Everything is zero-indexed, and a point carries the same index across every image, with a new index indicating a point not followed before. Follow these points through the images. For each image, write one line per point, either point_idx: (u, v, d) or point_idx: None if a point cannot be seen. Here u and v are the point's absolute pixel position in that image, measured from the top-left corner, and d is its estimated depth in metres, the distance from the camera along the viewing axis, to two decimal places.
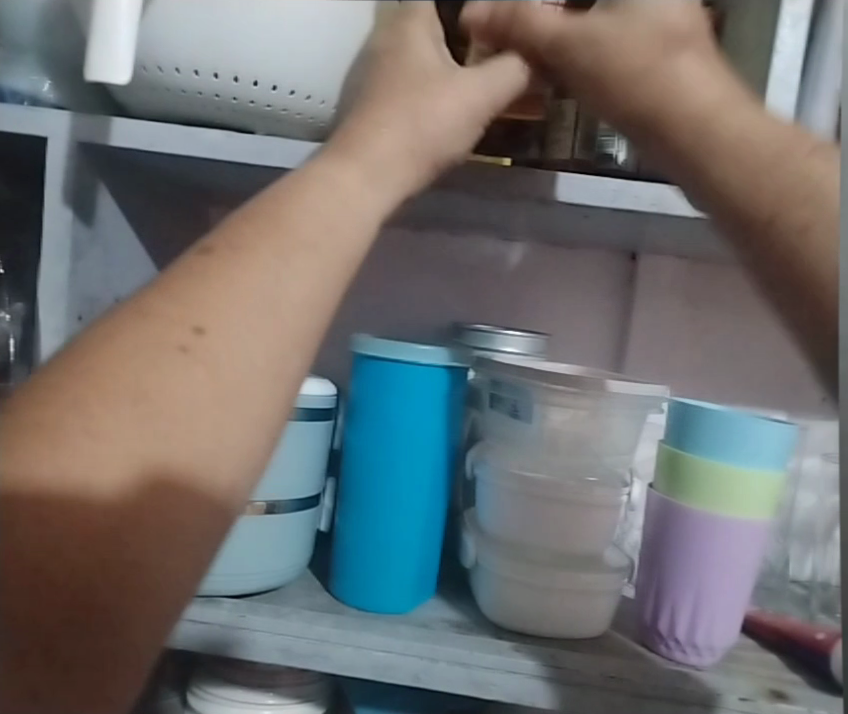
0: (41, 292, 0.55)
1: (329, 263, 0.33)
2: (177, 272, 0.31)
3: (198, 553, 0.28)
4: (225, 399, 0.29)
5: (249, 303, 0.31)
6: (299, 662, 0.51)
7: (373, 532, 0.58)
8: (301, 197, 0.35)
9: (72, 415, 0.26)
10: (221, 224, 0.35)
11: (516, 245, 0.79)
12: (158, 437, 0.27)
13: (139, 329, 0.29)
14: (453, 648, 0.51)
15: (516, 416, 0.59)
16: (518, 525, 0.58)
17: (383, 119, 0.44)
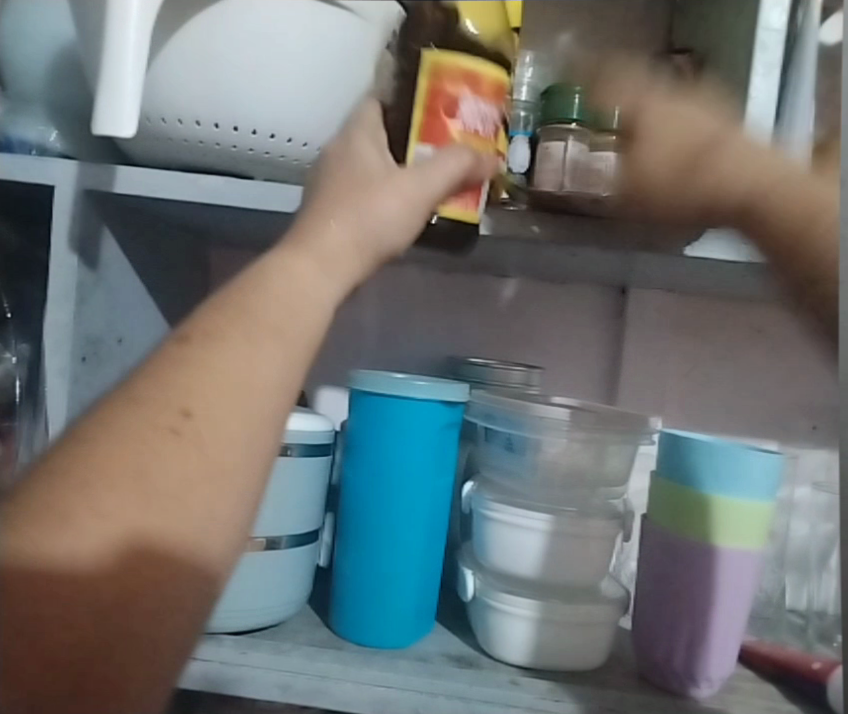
0: (46, 333, 0.57)
1: (291, 351, 0.34)
2: (157, 360, 0.32)
3: (186, 642, 0.30)
4: (219, 482, 0.30)
5: (224, 388, 0.32)
6: (300, 698, 0.51)
7: (373, 567, 0.59)
8: (263, 280, 0.35)
9: (74, 497, 0.28)
10: (195, 310, 0.35)
11: (509, 280, 0.81)
12: (153, 524, 0.29)
13: (130, 414, 0.30)
14: (452, 682, 0.52)
15: (512, 449, 0.61)
16: (514, 559, 0.58)
17: (335, 210, 0.44)
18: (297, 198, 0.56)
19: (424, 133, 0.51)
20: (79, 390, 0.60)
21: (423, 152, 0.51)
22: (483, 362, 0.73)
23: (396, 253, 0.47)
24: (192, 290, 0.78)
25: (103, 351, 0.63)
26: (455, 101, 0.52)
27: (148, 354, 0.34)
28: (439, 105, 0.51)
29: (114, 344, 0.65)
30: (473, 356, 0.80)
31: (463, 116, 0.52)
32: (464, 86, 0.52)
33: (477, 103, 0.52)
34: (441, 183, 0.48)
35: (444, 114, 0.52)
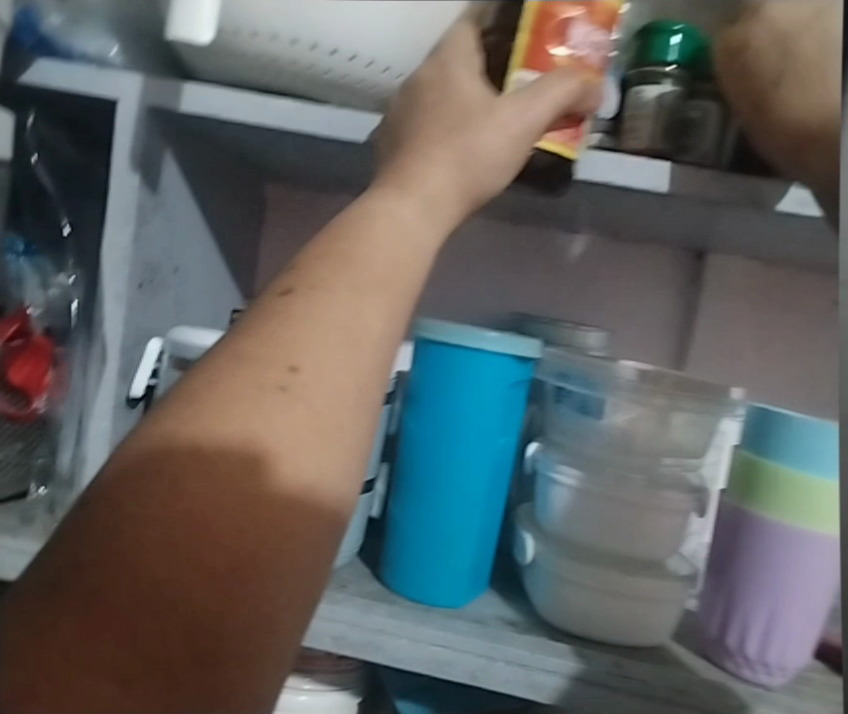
0: (104, 256, 0.53)
1: (394, 298, 0.35)
2: (263, 313, 0.33)
3: (302, 606, 0.27)
4: (325, 434, 0.30)
5: (335, 335, 0.32)
6: (353, 650, 0.50)
7: (430, 526, 0.56)
8: (365, 228, 0.37)
9: (187, 455, 0.27)
10: (288, 269, 0.36)
11: (578, 236, 0.77)
12: (270, 478, 0.27)
13: (237, 370, 0.30)
14: (513, 648, 0.49)
15: (586, 412, 0.56)
16: (579, 524, 0.55)
17: (431, 153, 0.43)
18: (371, 126, 0.52)
19: (528, 59, 0.47)
20: (135, 317, 0.56)
21: (524, 79, 0.47)
22: (551, 321, 0.70)
23: (493, 195, 0.44)
24: (247, 226, 0.75)
25: (159, 280, 0.59)
26: (564, 24, 0.47)
27: (246, 311, 0.34)
28: (546, 28, 0.46)
29: (170, 274, 0.61)
30: (536, 314, 0.76)
31: (571, 42, 0.47)
32: (579, 9, 0.47)
33: (588, 30, 0.47)
34: (541, 114, 0.44)
35: (551, 38, 0.47)
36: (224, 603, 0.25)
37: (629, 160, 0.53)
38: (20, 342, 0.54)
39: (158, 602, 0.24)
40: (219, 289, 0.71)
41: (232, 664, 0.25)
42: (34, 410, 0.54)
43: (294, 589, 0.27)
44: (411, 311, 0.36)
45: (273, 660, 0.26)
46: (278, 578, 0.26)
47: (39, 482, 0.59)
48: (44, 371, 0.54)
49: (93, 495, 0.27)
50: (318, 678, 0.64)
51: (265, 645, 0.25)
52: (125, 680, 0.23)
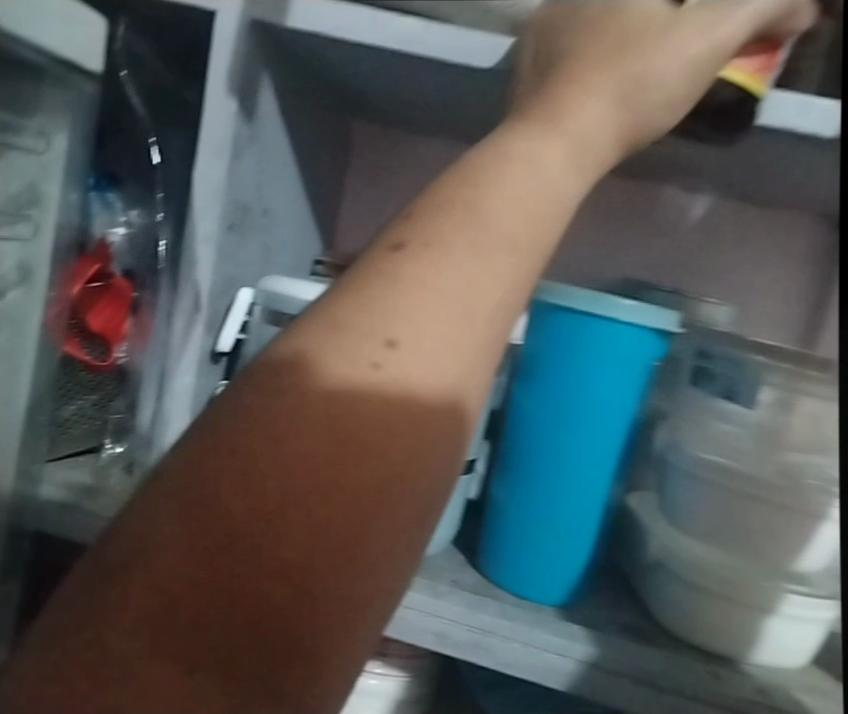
0: (196, 189, 0.47)
1: (517, 266, 0.30)
2: (368, 270, 0.29)
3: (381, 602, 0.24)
4: (424, 418, 0.26)
5: (445, 305, 0.28)
6: (457, 651, 0.45)
7: (535, 515, 0.50)
8: (496, 172, 0.32)
9: (263, 437, 0.24)
10: (400, 218, 0.32)
11: (700, 196, 0.69)
12: (348, 467, 0.24)
13: (333, 340, 0.27)
14: (638, 661, 0.44)
15: (731, 398, 0.49)
16: (707, 522, 0.48)
17: (590, 82, 0.36)
18: (503, 50, 0.45)
19: None
20: (224, 263, 0.50)
21: None
22: (672, 291, 0.62)
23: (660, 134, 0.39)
24: (334, 169, 0.68)
25: (249, 220, 0.53)
26: None
27: (351, 264, 0.31)
28: None
29: (260, 214, 0.55)
30: (647, 281, 0.68)
31: None
32: None
33: None
34: (731, 32, 0.38)
35: None
36: (291, 598, 0.22)
37: (818, 102, 0.44)
38: (98, 285, 0.50)
39: (221, 594, 0.22)
40: (304, 237, 0.65)
41: (298, 665, 0.22)
42: (115, 361, 0.51)
43: (372, 583, 0.24)
44: (536, 277, 0.32)
45: (346, 658, 0.23)
46: (354, 570, 0.23)
47: (114, 439, 0.54)
48: (123, 319, 0.51)
49: (168, 467, 0.25)
50: (390, 662, 0.59)
51: (338, 644, 0.23)
52: (189, 669, 0.21)
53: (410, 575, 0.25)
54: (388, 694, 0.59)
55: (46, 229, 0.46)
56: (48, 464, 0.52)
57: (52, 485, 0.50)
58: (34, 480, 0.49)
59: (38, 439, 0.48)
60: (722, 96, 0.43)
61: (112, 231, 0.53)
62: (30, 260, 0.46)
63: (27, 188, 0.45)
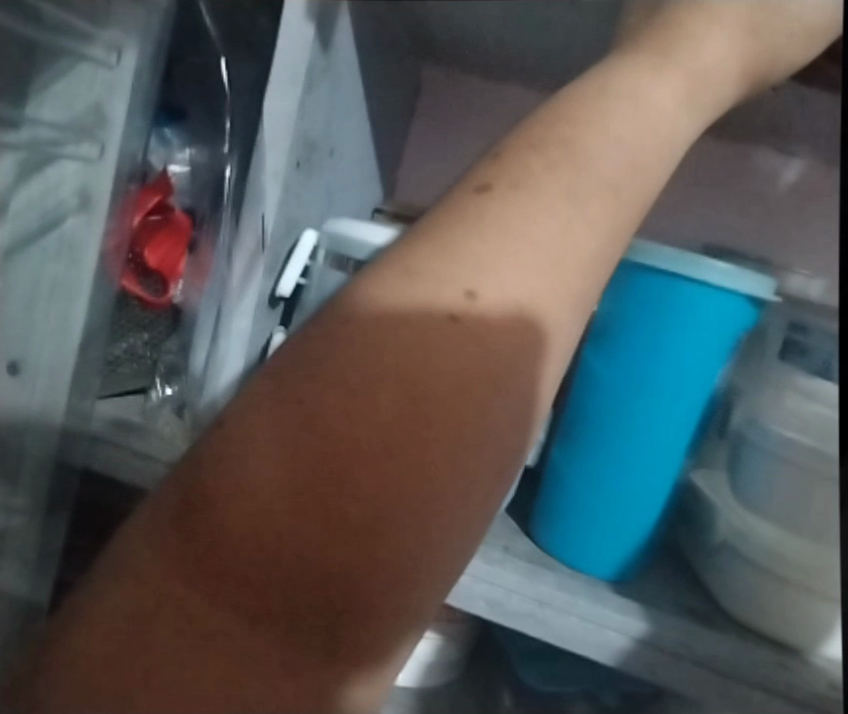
0: (266, 119, 0.44)
1: (617, 212, 0.30)
2: (455, 209, 0.29)
3: (449, 559, 0.24)
4: (503, 374, 0.25)
5: (536, 252, 0.27)
6: (509, 620, 0.43)
7: (596, 486, 0.48)
8: (600, 113, 0.31)
9: (333, 390, 0.23)
10: (491, 158, 0.31)
11: (794, 158, 0.64)
12: (420, 426, 0.23)
13: (407, 289, 0.25)
14: (705, 647, 0.41)
15: (826, 375, 0.46)
16: (788, 507, 0.45)
17: (715, 17, 0.36)
18: None
19: None
20: (288, 204, 0.48)
21: None
22: (755, 259, 0.58)
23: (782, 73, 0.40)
24: (402, 110, 0.65)
25: (316, 160, 0.50)
26: None
27: (435, 202, 0.31)
28: None
29: (326, 155, 0.52)
30: (727, 247, 0.64)
31: None
32: None
33: None
34: None
35: None
36: (359, 556, 0.21)
37: None
38: (157, 219, 0.49)
39: (290, 551, 0.21)
40: (366, 182, 0.62)
41: (363, 616, 0.22)
42: (171, 299, 0.50)
43: (440, 537, 0.23)
44: (636, 223, 0.31)
45: (412, 608, 0.23)
46: (422, 523, 0.23)
47: (164, 380, 0.52)
48: (180, 256, 0.49)
49: (229, 415, 0.24)
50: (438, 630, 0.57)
51: (405, 596, 0.23)
52: (254, 618, 0.21)
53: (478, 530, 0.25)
54: (431, 660, 0.58)
55: (110, 152, 0.43)
56: (96, 401, 0.50)
57: (99, 423, 0.48)
58: (84, 416, 0.47)
59: (90, 375, 0.47)
60: None
61: (172, 166, 0.51)
62: (90, 183, 0.43)
63: (91, 107, 0.42)
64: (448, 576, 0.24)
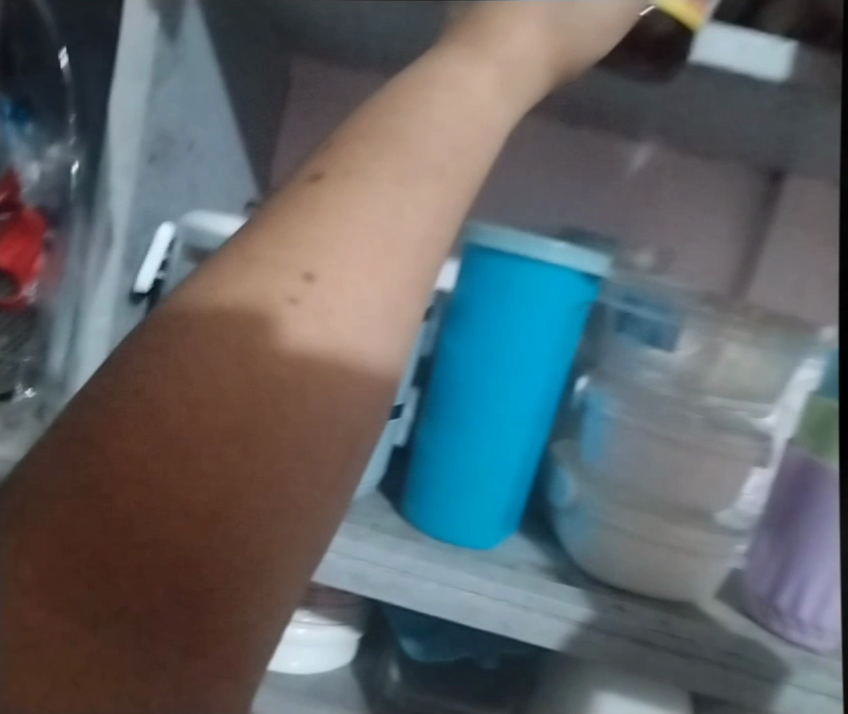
0: (112, 118, 0.44)
1: (447, 195, 0.29)
2: (284, 199, 0.27)
3: (315, 550, 0.22)
4: (351, 350, 0.24)
5: (372, 239, 0.26)
6: (373, 592, 0.45)
7: (465, 461, 0.51)
8: (424, 98, 0.30)
9: (167, 376, 0.21)
10: (321, 149, 0.29)
11: (642, 144, 0.68)
12: (263, 409, 0.21)
13: (244, 276, 0.24)
14: (553, 598, 0.45)
15: (655, 343, 0.50)
16: (636, 469, 0.50)
17: (521, 9, 0.36)
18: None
19: None
20: (144, 198, 0.48)
21: None
22: (605, 241, 0.62)
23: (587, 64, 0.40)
24: (270, 104, 0.66)
25: (174, 154, 0.51)
26: None
27: (268, 199, 0.28)
28: None
29: (186, 149, 0.52)
30: (585, 229, 0.68)
31: None
32: None
33: None
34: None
35: None
36: (206, 546, 0.19)
37: (754, 40, 0.44)
38: (7, 218, 0.48)
39: (131, 546, 0.19)
40: (233, 175, 0.63)
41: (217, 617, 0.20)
42: (24, 299, 0.49)
43: (298, 527, 0.21)
44: (465, 209, 0.30)
45: (271, 610, 0.21)
46: (276, 513, 0.21)
47: (26, 384, 0.52)
48: (34, 254, 0.48)
49: (64, 417, 0.22)
50: (318, 611, 0.61)
51: (263, 591, 0.20)
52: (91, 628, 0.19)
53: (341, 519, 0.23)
54: (324, 638, 0.62)
55: None
56: None
57: None
58: None
59: None
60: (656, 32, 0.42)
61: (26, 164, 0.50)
62: None
63: None
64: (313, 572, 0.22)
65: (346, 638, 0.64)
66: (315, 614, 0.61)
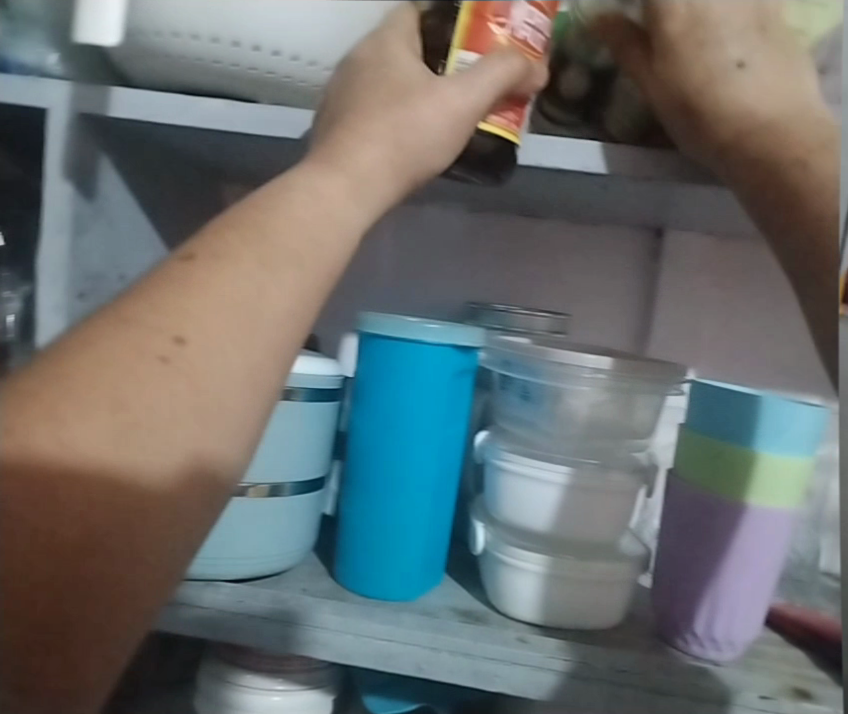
0: None
1: (306, 279, 0.35)
2: (160, 277, 0.33)
3: (140, 579, 0.29)
4: (207, 409, 0.31)
5: (233, 310, 0.32)
6: (301, 648, 0.52)
7: (386, 519, 0.57)
8: (286, 201, 0.37)
9: (39, 419, 0.27)
10: (201, 233, 0.36)
11: (536, 220, 0.76)
12: (130, 452, 0.28)
13: (118, 334, 0.30)
14: (456, 639, 0.52)
15: (527, 399, 0.57)
16: (546, 514, 0.56)
17: (366, 130, 0.44)
18: (305, 123, 0.54)
19: (468, 39, 0.48)
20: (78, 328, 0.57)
21: (464, 60, 0.49)
22: (504, 309, 0.70)
23: (434, 174, 0.47)
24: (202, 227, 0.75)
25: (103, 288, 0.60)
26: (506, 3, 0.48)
27: (145, 272, 0.34)
28: (485, 8, 0.48)
29: (117, 281, 0.62)
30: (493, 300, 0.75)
31: (512, 22, 0.49)
32: None
33: (530, 10, 0.49)
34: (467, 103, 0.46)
35: (490, 18, 0.48)
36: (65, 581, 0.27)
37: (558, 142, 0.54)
38: None
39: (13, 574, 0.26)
40: None
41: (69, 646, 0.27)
42: None
43: (148, 566, 0.29)
44: (325, 294, 0.37)
45: (122, 623, 0.29)
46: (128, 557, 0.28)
47: None
48: None
49: None
50: (290, 677, 0.65)
51: (109, 605, 0.28)
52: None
53: (181, 545, 0.30)
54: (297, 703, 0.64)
55: None
56: None
57: None
58: None
59: None
60: (484, 146, 0.51)
61: None
62: None
63: None
64: (151, 591, 0.30)
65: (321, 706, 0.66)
66: (287, 679, 0.64)
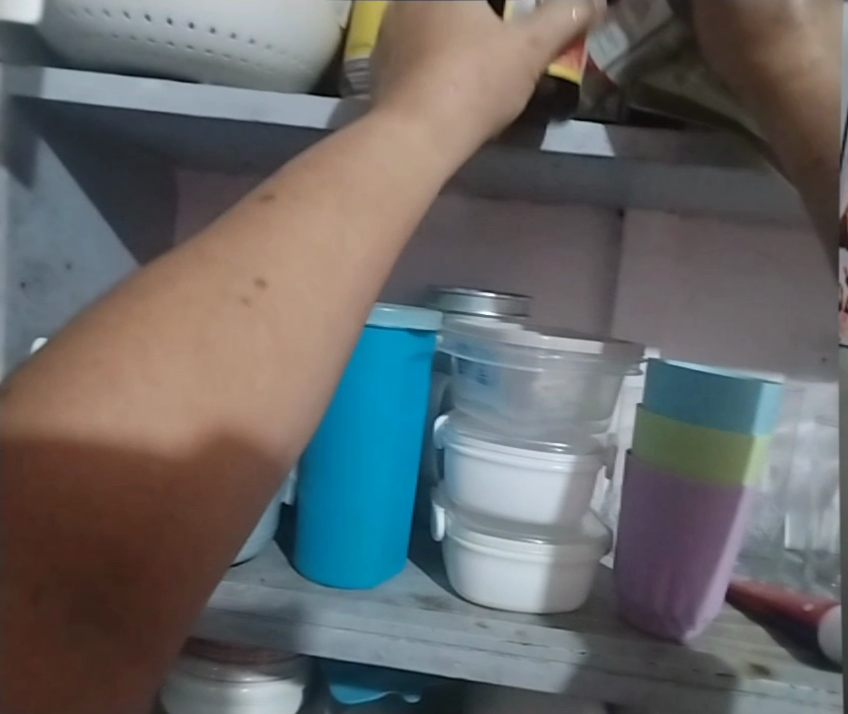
0: None
1: (382, 225, 0.33)
2: (237, 214, 0.32)
3: (228, 530, 0.28)
4: (286, 359, 0.30)
5: (312, 255, 0.31)
6: (254, 639, 0.51)
7: (345, 504, 0.56)
8: (366, 147, 0.35)
9: (130, 358, 0.27)
10: (275, 176, 0.34)
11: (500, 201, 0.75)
12: (217, 403, 0.28)
13: (201, 271, 0.29)
14: (414, 625, 0.52)
15: (484, 382, 0.57)
16: (524, 497, 0.55)
17: (453, 71, 0.40)
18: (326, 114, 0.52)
19: None
20: None
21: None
22: (466, 290, 0.69)
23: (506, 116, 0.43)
24: None
25: None
26: None
27: (228, 210, 0.33)
28: None
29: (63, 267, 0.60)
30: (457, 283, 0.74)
31: None
32: None
33: None
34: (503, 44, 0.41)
35: None
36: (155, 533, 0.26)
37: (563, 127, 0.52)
38: None
39: (92, 527, 0.25)
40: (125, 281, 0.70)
41: (145, 614, 0.27)
42: None
43: (237, 513, 0.29)
44: (398, 249, 0.35)
45: (198, 581, 0.28)
46: (219, 500, 0.28)
47: None
48: None
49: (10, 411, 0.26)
50: (260, 668, 0.64)
51: (197, 560, 0.28)
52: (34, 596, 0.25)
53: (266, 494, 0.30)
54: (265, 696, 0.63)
55: None
56: None
57: None
58: None
59: None
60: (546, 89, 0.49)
61: None
62: None
63: None
64: (237, 540, 0.29)
65: (290, 699, 0.65)
66: (255, 671, 0.63)
